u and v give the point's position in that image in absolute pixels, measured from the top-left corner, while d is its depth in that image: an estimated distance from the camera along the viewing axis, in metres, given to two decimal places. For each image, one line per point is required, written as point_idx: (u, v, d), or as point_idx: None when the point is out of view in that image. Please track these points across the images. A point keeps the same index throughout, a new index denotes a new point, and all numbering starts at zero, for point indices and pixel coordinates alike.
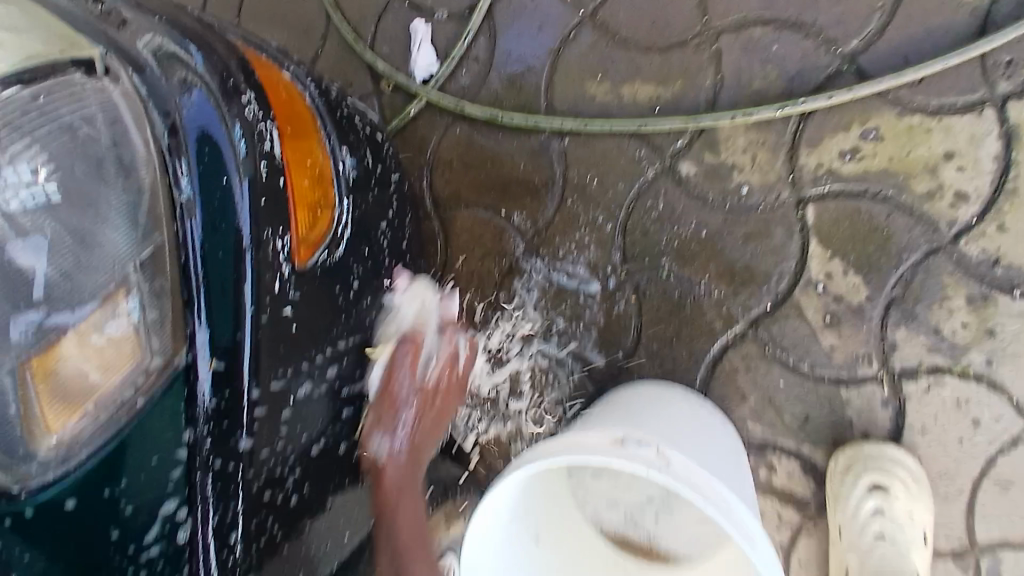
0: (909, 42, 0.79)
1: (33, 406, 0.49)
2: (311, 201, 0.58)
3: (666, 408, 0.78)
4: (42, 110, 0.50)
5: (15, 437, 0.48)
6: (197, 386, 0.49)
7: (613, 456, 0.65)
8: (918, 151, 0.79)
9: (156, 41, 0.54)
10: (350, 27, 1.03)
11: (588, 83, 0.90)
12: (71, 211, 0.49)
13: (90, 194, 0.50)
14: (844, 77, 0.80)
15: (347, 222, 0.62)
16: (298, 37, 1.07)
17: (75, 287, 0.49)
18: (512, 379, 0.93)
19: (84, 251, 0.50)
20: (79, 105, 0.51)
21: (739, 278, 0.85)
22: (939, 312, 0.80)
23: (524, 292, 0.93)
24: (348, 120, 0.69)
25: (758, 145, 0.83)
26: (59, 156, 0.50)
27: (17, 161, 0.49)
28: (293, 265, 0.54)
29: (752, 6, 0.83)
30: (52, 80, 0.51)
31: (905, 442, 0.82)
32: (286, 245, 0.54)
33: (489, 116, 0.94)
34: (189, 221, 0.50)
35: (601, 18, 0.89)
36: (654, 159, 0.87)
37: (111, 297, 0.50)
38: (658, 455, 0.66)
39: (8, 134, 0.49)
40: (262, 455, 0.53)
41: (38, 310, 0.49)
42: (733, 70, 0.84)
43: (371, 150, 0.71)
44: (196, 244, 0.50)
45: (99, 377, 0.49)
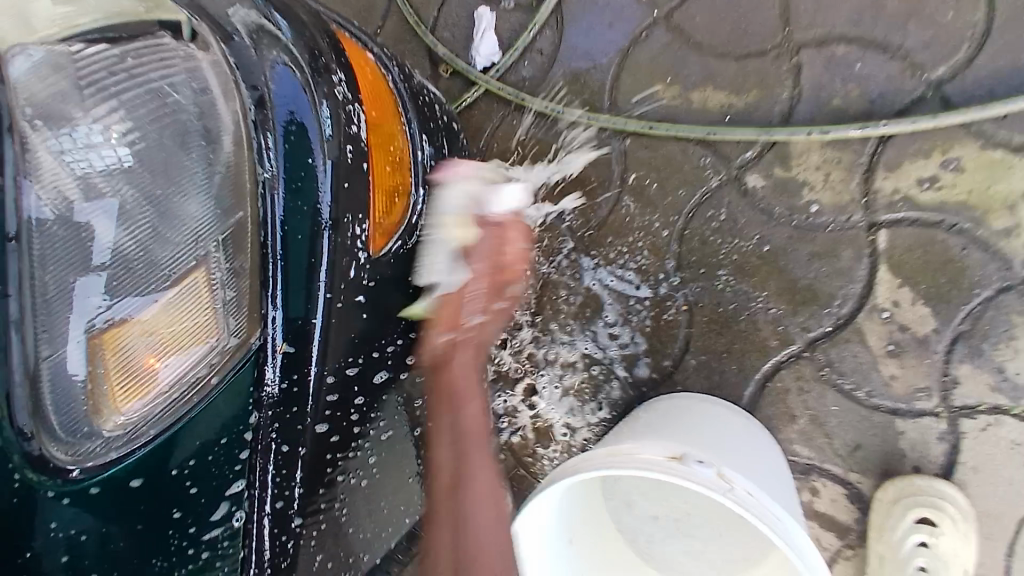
0: (998, 73, 0.77)
1: (100, 380, 0.47)
2: (390, 187, 0.57)
3: (715, 424, 0.74)
4: (129, 72, 0.48)
5: (80, 413, 0.47)
6: (266, 371, 0.50)
7: (674, 475, 0.61)
8: (999, 186, 0.76)
9: (246, 13, 0.53)
10: (413, 9, 1.01)
11: (657, 85, 0.87)
12: (149, 178, 0.48)
13: (168, 162, 0.48)
14: (927, 104, 0.78)
15: (421, 211, 0.61)
16: (357, 15, 1.04)
17: (151, 267, 0.48)
18: (551, 377, 0.91)
19: (162, 222, 0.48)
20: (165, 69, 0.49)
21: (800, 297, 0.82)
22: (1007, 351, 0.77)
23: (568, 288, 0.91)
24: (427, 109, 0.68)
25: (832, 164, 0.80)
26: (142, 120, 0.48)
27: (96, 122, 0.46)
28: (369, 252, 0.54)
29: (838, 21, 0.80)
30: (142, 43, 0.50)
31: (957, 479, 0.80)
32: (365, 232, 0.53)
33: (552, 111, 0.92)
34: (273, 194, 0.49)
35: (676, 19, 0.86)
36: (720, 168, 0.85)
37: (188, 274, 0.49)
38: (720, 476, 0.62)
39: (92, 94, 0.47)
40: (320, 439, 0.54)
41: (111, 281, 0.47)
42: (812, 85, 0.81)
43: (446, 141, 0.70)
44: (278, 223, 0.49)
45: (167, 356, 0.49)
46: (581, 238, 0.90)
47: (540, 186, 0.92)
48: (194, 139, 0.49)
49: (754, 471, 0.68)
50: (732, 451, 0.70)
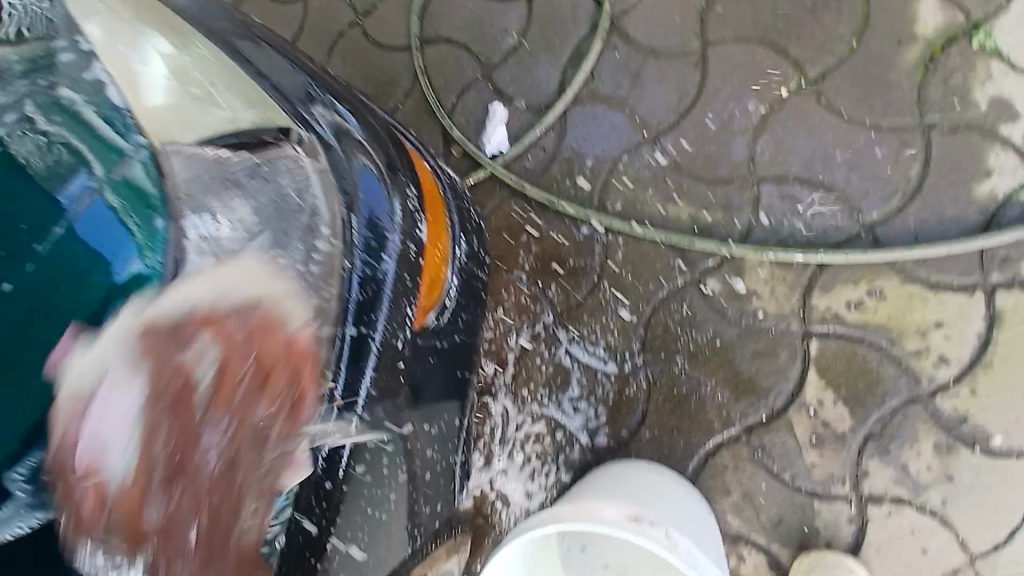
0: (921, 223, 0.93)
1: None
2: (433, 274, 0.67)
3: (665, 493, 0.85)
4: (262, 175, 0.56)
5: None
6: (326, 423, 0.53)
7: (628, 532, 0.71)
8: (913, 315, 0.92)
9: (342, 133, 0.64)
10: (433, 92, 1.14)
11: (640, 192, 1.03)
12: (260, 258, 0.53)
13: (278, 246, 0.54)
14: (861, 241, 0.94)
15: (454, 296, 0.71)
16: (380, 90, 1.17)
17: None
18: (526, 434, 1.03)
19: None
20: (289, 176, 0.57)
21: (743, 387, 0.96)
22: (908, 452, 0.92)
23: (554, 357, 1.03)
24: (464, 212, 0.80)
25: (779, 279, 0.96)
26: (263, 214, 0.55)
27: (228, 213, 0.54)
28: (414, 328, 0.62)
29: (793, 164, 0.97)
30: (270, 151, 0.58)
31: (862, 557, 0.93)
32: (413, 309, 0.62)
33: (547, 200, 1.05)
34: (350, 273, 0.56)
35: (662, 142, 1.02)
36: (686, 270, 0.99)
37: None
38: (666, 535, 0.73)
39: (229, 189, 0.55)
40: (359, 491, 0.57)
41: None
42: (767, 213, 0.97)
43: (478, 238, 0.82)
44: (352, 298, 0.55)
45: None
46: (560, 313, 1.04)
47: (529, 263, 1.06)
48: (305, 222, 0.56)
49: (692, 531, 0.80)
50: (675, 513, 0.81)
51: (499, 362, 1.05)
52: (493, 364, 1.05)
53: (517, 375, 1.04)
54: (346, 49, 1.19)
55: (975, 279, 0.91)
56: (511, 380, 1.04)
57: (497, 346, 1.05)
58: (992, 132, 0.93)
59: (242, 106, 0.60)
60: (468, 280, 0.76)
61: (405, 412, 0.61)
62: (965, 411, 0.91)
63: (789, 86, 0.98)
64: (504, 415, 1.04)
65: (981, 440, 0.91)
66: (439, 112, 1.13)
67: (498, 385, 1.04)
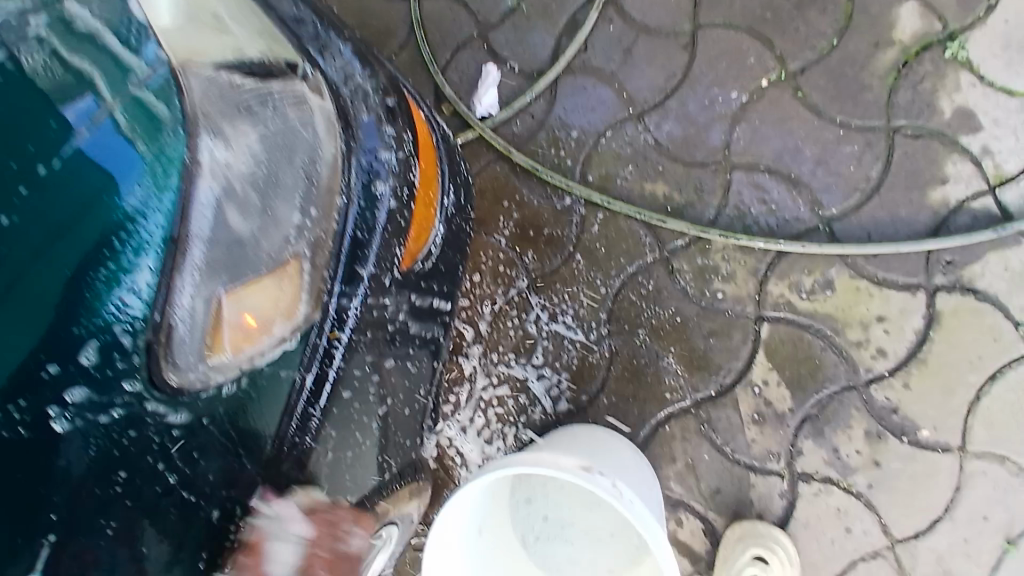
0: (878, 222, 0.98)
1: (211, 334, 0.51)
2: (423, 221, 0.69)
3: (611, 451, 0.90)
4: (268, 102, 0.56)
5: (190, 352, 0.50)
6: (314, 349, 0.57)
7: (580, 478, 0.75)
8: (860, 308, 0.98)
9: (345, 67, 0.65)
10: (429, 46, 1.15)
11: (619, 168, 1.06)
12: (267, 185, 0.54)
13: (280, 176, 0.55)
14: (820, 233, 0.99)
15: (438, 243, 0.73)
16: (376, 38, 1.18)
17: (253, 251, 0.53)
18: (490, 392, 1.07)
19: (270, 223, 0.54)
20: (302, 112, 0.58)
21: (696, 363, 1.01)
22: (841, 436, 0.98)
23: (525, 324, 1.06)
24: (455, 163, 0.81)
25: (740, 264, 1.00)
26: (269, 140, 0.55)
27: (241, 135, 0.53)
28: (400, 270, 0.65)
29: (766, 154, 1.00)
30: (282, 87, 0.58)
31: (789, 530, 0.99)
32: (400, 253, 0.65)
33: (532, 166, 1.07)
34: (347, 207, 0.58)
35: (645, 121, 1.05)
36: (655, 248, 1.03)
37: (285, 267, 0.55)
38: (613, 486, 0.77)
39: (243, 112, 0.53)
40: (336, 413, 0.60)
41: (222, 253, 0.51)
42: (735, 200, 1.01)
43: (465, 191, 0.83)
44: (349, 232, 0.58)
45: (262, 317, 0.54)
46: (536, 278, 1.07)
47: (509, 228, 1.09)
48: (306, 149, 0.57)
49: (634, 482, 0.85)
50: (619, 465, 0.87)
51: (471, 322, 1.08)
52: (466, 324, 1.08)
53: (486, 336, 1.07)
54: None
55: (921, 280, 0.97)
56: (479, 339, 1.07)
57: (471, 307, 1.08)
58: (954, 140, 0.97)
59: (250, 35, 0.60)
60: (453, 231, 0.77)
61: (386, 349, 0.66)
62: (898, 402, 0.97)
63: (770, 78, 1.01)
64: (470, 371, 1.08)
65: (910, 431, 0.97)
66: (431, 69, 1.14)
67: (469, 344, 1.08)
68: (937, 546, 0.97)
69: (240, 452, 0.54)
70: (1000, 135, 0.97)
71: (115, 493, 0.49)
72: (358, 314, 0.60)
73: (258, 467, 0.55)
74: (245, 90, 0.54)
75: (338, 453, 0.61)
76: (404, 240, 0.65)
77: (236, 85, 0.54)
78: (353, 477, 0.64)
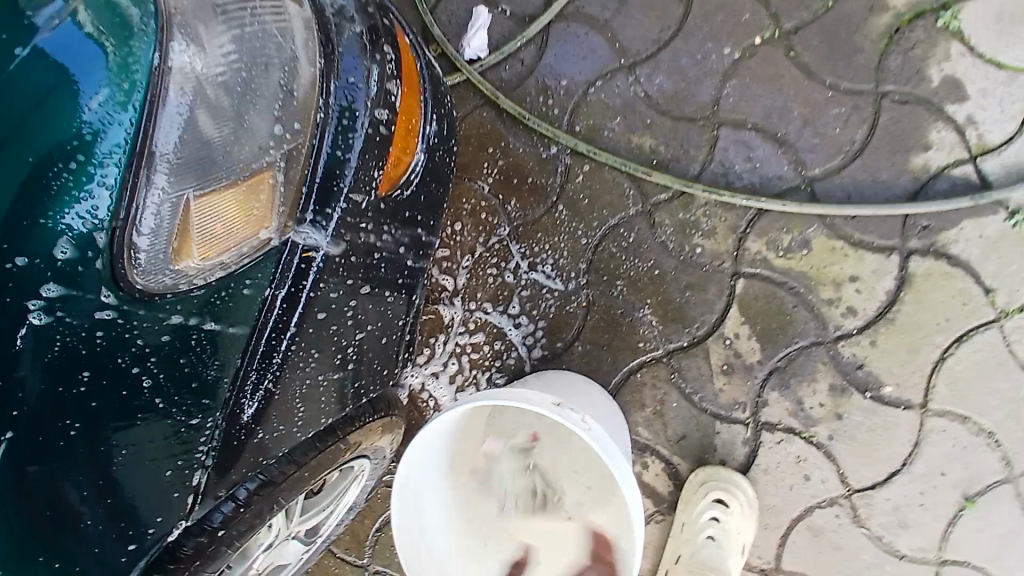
0: (857, 185, 1.00)
1: (179, 236, 0.51)
2: (403, 145, 0.66)
3: (583, 393, 0.92)
4: (243, 6, 0.54)
5: (157, 253, 0.51)
6: (287, 267, 0.57)
7: (550, 410, 0.78)
8: (833, 268, 1.00)
9: None
10: None
11: (607, 119, 1.06)
12: (240, 90, 0.53)
13: (255, 83, 0.54)
14: (800, 193, 1.01)
15: (420, 171, 0.70)
16: None
17: (226, 156, 0.53)
18: (467, 336, 1.09)
19: (241, 128, 0.53)
20: (279, 19, 0.56)
21: (672, 315, 1.04)
22: (806, 389, 1.02)
23: (505, 273, 1.08)
24: (440, 92, 0.78)
25: (720, 220, 1.02)
26: (243, 45, 0.54)
27: (212, 38, 0.52)
28: (376, 194, 0.63)
29: (753, 112, 1.01)
30: None
31: (750, 476, 1.04)
32: (378, 176, 0.62)
33: (518, 113, 1.07)
34: (324, 124, 0.57)
35: (635, 73, 1.05)
36: (638, 201, 1.04)
37: (259, 175, 0.54)
38: (583, 420, 0.80)
39: (214, 15, 0.52)
40: (308, 336, 0.61)
41: (191, 156, 0.51)
42: (720, 156, 1.02)
43: (450, 123, 0.79)
44: (325, 150, 0.57)
45: (233, 225, 0.54)
46: (518, 227, 1.08)
47: (492, 176, 1.09)
48: (285, 61, 0.55)
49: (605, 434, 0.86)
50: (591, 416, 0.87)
51: (452, 267, 1.09)
52: (446, 269, 1.09)
53: (466, 281, 1.09)
54: None
55: (895, 242, 0.99)
56: (459, 285, 1.09)
57: (452, 252, 1.09)
58: (940, 108, 0.98)
59: None
60: (436, 162, 0.75)
61: (363, 276, 0.65)
62: (863, 359, 1.01)
63: (763, 35, 1.01)
64: (449, 316, 1.09)
65: (872, 387, 1.01)
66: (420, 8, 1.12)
67: (448, 290, 1.09)
68: (890, 496, 1.02)
69: (211, 358, 0.56)
70: (986, 105, 0.98)
71: (80, 392, 0.51)
72: (332, 233, 0.59)
73: (226, 376, 0.57)
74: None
75: (310, 373, 0.63)
76: (383, 163, 0.62)
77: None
78: (325, 399, 0.67)
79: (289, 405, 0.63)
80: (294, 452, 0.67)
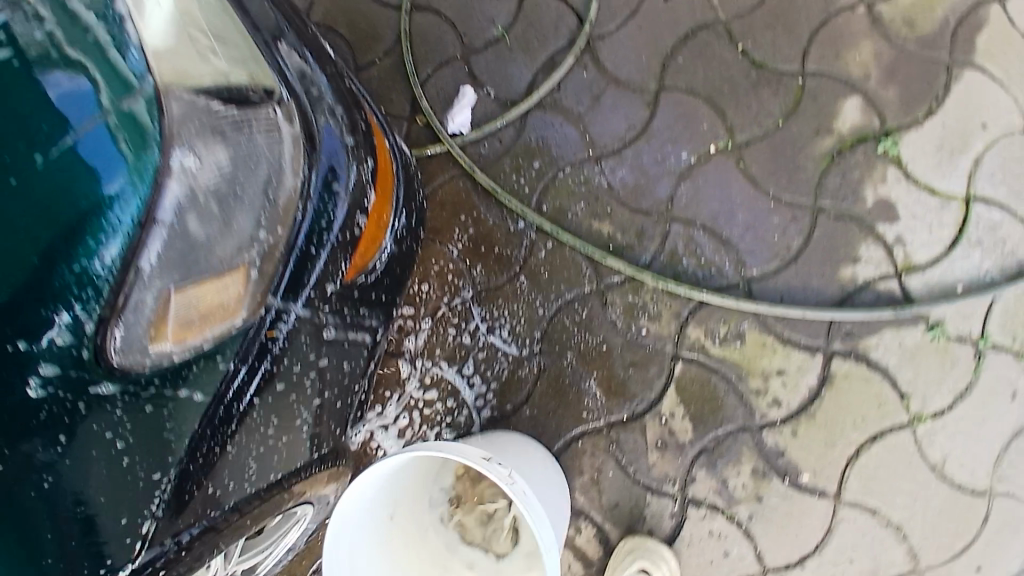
0: (789, 287, 1.09)
1: (158, 327, 0.55)
2: (371, 239, 0.75)
3: (526, 453, 1.00)
4: (238, 122, 0.57)
5: (136, 340, 0.54)
6: (253, 341, 0.63)
7: (476, 464, 0.84)
8: (763, 360, 1.09)
9: (318, 92, 0.69)
10: (412, 59, 1.25)
11: (571, 203, 1.15)
12: (229, 199, 0.57)
13: (241, 191, 0.58)
14: (738, 290, 1.10)
15: (382, 261, 0.80)
16: (363, 42, 1.28)
17: (209, 255, 0.56)
18: (423, 390, 1.15)
19: (225, 231, 0.57)
20: (270, 136, 0.60)
21: (614, 389, 1.12)
22: (731, 470, 1.10)
23: (464, 333, 1.15)
24: (412, 189, 0.89)
25: (666, 305, 1.11)
26: (235, 159, 0.57)
27: (209, 153, 0.55)
28: (341, 282, 0.71)
29: (704, 212, 1.11)
30: (251, 109, 0.59)
31: (674, 547, 1.11)
32: (346, 267, 0.70)
33: (491, 187, 1.17)
34: (300, 220, 0.62)
35: (601, 164, 1.15)
36: (593, 280, 1.13)
37: (236, 269, 0.59)
38: (510, 476, 0.87)
39: (211, 132, 0.55)
40: (264, 402, 0.67)
41: (178, 262, 0.54)
42: (670, 248, 1.12)
43: (416, 216, 0.90)
44: (299, 244, 0.63)
45: (207, 313, 0.58)
46: (481, 291, 1.16)
47: (462, 241, 1.17)
48: (272, 172, 0.60)
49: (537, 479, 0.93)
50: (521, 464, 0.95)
51: (415, 322, 1.16)
52: (410, 323, 1.16)
53: (427, 337, 1.16)
54: None
55: (820, 343, 1.08)
56: (420, 340, 1.16)
57: (417, 308, 1.16)
58: (871, 227, 1.08)
59: (232, 59, 0.59)
60: (402, 250, 0.85)
61: (324, 348, 0.73)
62: (785, 447, 1.09)
63: (717, 145, 1.12)
64: (408, 368, 1.16)
65: (792, 474, 1.09)
66: (412, 81, 1.24)
67: (408, 344, 1.16)
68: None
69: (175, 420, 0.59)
70: (915, 228, 1.08)
71: (57, 453, 0.53)
72: (297, 313, 0.66)
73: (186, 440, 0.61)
74: (221, 117, 0.55)
75: (263, 433, 0.69)
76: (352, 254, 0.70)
77: (212, 111, 0.55)
78: (269, 458, 0.72)
79: (238, 465, 0.68)
80: (239, 502, 0.70)
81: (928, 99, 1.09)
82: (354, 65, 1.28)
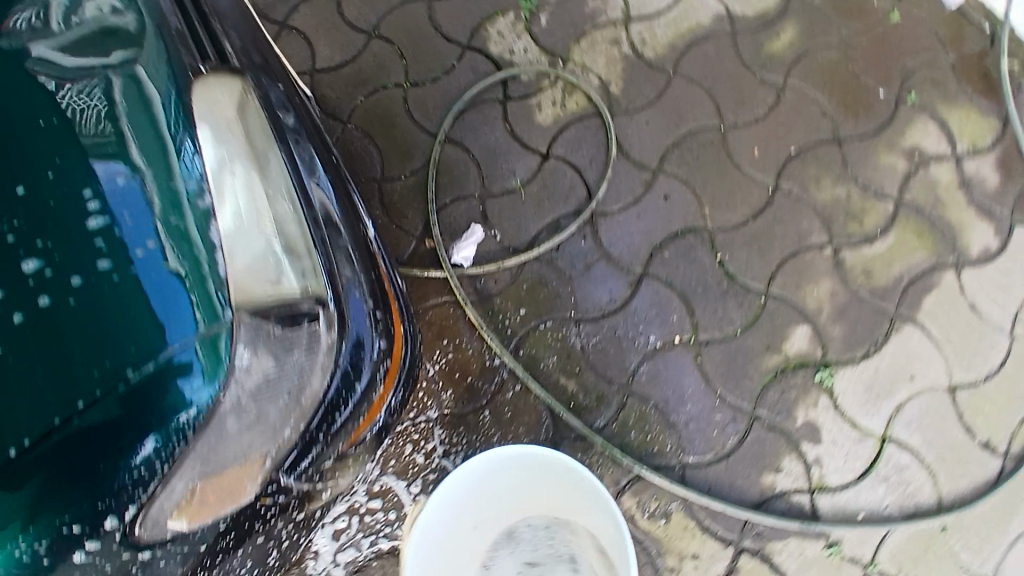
0: (718, 480, 1.22)
1: (183, 504, 0.64)
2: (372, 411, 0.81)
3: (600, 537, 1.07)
4: (282, 336, 0.65)
5: (162, 517, 0.64)
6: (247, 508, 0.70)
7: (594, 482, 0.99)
8: (682, 541, 1.20)
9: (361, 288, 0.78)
10: (435, 183, 1.36)
11: (547, 355, 1.27)
12: (262, 400, 0.65)
13: (274, 393, 0.65)
14: (673, 472, 1.22)
15: (377, 425, 0.87)
16: (393, 154, 1.39)
17: (234, 449, 0.64)
18: (369, 495, 1.22)
19: (253, 428, 0.65)
20: (307, 347, 0.66)
21: None
22: None
23: (422, 451, 1.23)
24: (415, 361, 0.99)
25: (608, 471, 1.22)
26: (275, 367, 0.65)
27: (254, 362, 0.64)
28: (339, 446, 0.77)
29: (659, 395, 1.24)
30: (293, 324, 0.65)
31: None
32: (338, 444, 0.76)
33: (478, 321, 1.27)
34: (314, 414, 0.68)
35: (580, 327, 1.27)
36: (550, 430, 1.24)
37: (252, 461, 0.65)
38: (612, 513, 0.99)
39: (259, 346, 0.64)
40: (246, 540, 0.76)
41: (207, 454, 0.63)
42: (623, 420, 1.23)
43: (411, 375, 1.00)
44: (307, 436, 0.69)
45: (226, 494, 0.66)
46: (446, 415, 1.24)
47: (440, 364, 1.26)
48: (300, 378, 0.66)
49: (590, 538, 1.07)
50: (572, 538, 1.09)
51: None
52: None
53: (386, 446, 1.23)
54: (380, 102, 1.43)
55: (734, 537, 1.20)
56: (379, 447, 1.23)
57: None
58: (796, 444, 1.22)
59: (286, 263, 0.66)
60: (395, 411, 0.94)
61: (311, 494, 0.81)
62: None
63: (682, 337, 1.25)
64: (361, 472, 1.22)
65: None
66: (430, 204, 1.34)
67: None
68: None
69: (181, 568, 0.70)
70: (833, 454, 1.22)
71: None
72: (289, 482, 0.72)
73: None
74: (270, 331, 0.64)
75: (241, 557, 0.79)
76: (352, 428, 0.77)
77: (264, 326, 0.64)
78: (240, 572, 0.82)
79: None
80: None
81: (869, 342, 1.25)
82: (380, 177, 1.38)
